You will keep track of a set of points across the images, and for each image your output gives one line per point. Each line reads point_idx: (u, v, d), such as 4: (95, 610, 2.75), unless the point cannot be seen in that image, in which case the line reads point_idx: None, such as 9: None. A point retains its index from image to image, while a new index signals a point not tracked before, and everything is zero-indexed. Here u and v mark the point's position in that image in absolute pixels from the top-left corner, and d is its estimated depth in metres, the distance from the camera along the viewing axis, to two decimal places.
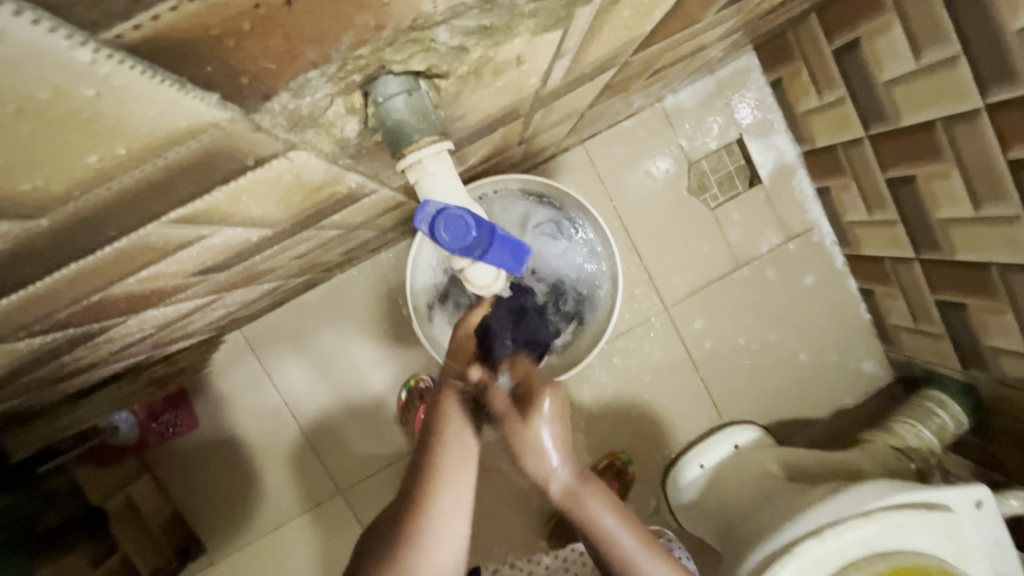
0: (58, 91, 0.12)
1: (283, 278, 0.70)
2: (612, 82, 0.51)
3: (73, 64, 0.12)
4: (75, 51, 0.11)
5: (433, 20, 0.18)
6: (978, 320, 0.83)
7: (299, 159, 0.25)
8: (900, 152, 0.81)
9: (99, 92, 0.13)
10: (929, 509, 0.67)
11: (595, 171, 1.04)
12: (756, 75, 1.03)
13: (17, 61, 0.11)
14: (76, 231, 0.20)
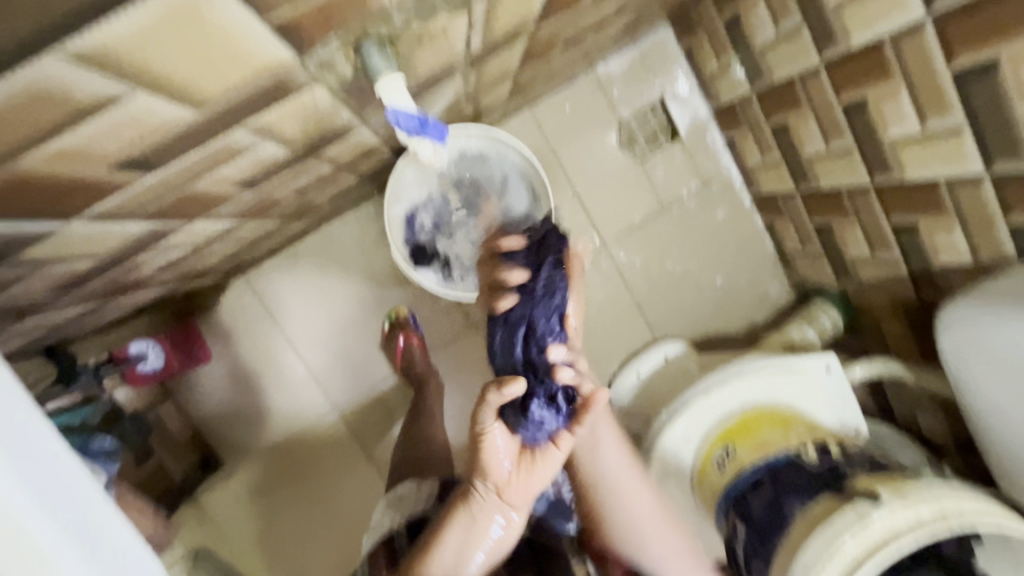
0: (250, 51, 0.31)
1: (284, 216, 0.87)
2: (530, 49, 0.70)
3: (260, 41, 0.31)
4: (263, 35, 0.30)
5: (390, 8, 0.37)
6: (841, 236, 1.05)
7: (317, 91, 0.43)
8: (777, 104, 1.02)
9: (261, 49, 0.32)
10: (788, 370, 0.89)
11: (543, 130, 1.22)
12: (673, 45, 1.22)
13: (244, 40, 0.30)
14: (207, 125, 0.38)
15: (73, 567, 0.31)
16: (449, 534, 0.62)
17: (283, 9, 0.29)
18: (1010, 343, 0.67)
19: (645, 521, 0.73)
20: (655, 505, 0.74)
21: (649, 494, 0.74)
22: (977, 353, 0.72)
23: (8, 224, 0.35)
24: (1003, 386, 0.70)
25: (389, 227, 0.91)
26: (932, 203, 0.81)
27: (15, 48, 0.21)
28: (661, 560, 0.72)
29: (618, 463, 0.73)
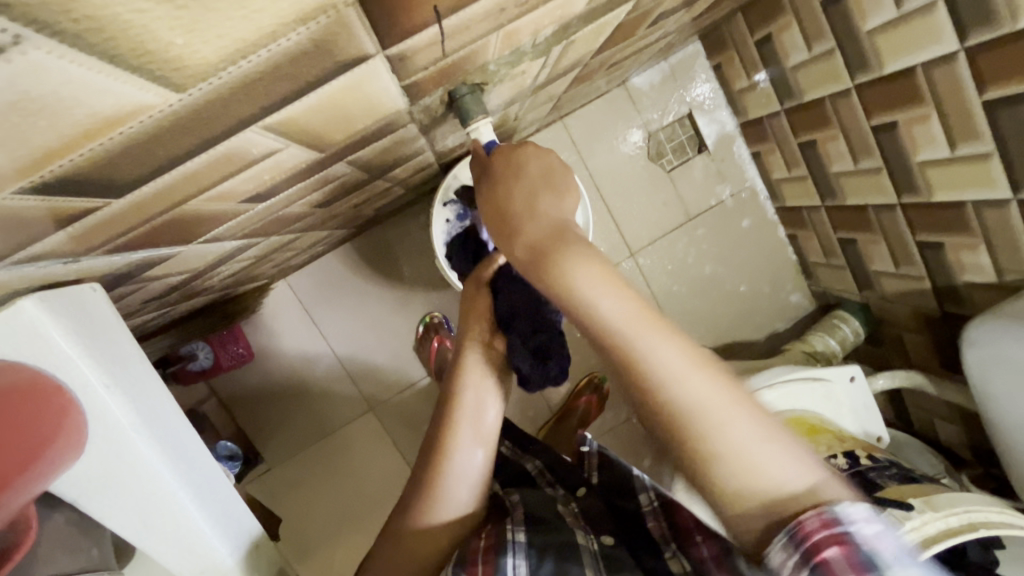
0: (378, 106, 0.35)
1: (335, 226, 0.92)
2: (580, 75, 0.74)
3: (391, 98, 0.35)
4: (395, 95, 0.35)
5: (489, 61, 0.41)
6: (866, 251, 1.08)
7: (410, 127, 0.47)
8: (807, 121, 1.05)
9: (388, 104, 0.36)
10: (814, 380, 0.93)
11: (574, 142, 1.26)
12: (703, 60, 1.26)
13: (381, 99, 0.34)
14: (321, 162, 0.42)
15: (227, 557, 0.38)
16: (460, 395, 0.70)
17: (416, 75, 0.33)
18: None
19: (702, 398, 0.48)
20: (758, 427, 0.48)
21: (712, 386, 0.48)
22: (996, 367, 0.75)
23: (149, 252, 0.39)
24: (1020, 401, 0.74)
25: (433, 233, 0.95)
26: (961, 224, 0.84)
27: (235, 126, 0.25)
28: (720, 419, 0.47)
29: (673, 356, 0.48)
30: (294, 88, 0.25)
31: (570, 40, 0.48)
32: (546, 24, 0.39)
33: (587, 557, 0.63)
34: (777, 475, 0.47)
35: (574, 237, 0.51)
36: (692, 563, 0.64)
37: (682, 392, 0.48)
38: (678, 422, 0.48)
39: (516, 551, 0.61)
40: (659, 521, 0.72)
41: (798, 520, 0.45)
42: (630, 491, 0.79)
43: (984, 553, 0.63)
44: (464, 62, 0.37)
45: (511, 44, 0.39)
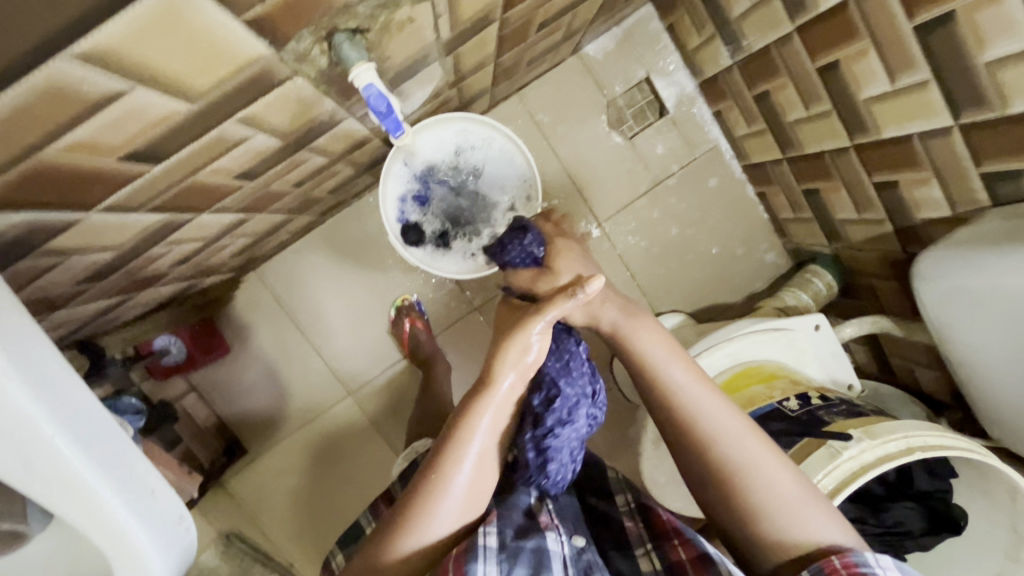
0: (231, 49, 0.36)
1: (287, 210, 0.93)
2: (504, 34, 0.74)
3: (242, 37, 0.36)
4: (243, 34, 0.35)
5: (353, 2, 0.41)
6: (829, 199, 1.07)
7: (298, 82, 0.48)
8: (758, 72, 1.04)
9: (243, 46, 0.37)
10: (777, 330, 0.92)
11: (533, 116, 1.26)
12: (656, 22, 1.24)
13: (226, 37, 0.35)
14: (202, 118, 0.43)
15: (111, 498, 0.38)
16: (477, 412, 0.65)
17: (253, 10, 0.34)
18: (980, 287, 0.69)
19: (756, 459, 0.59)
20: (796, 486, 0.58)
21: (762, 447, 0.60)
22: (954, 299, 0.74)
23: (34, 214, 0.40)
24: (979, 332, 0.73)
25: (382, 207, 0.94)
26: (910, 159, 0.83)
27: (36, 51, 0.26)
28: (751, 481, 0.59)
29: (727, 420, 0.62)
30: (85, 7, 0.26)
31: None
32: None
33: (556, 561, 0.63)
34: (795, 526, 0.57)
35: (648, 323, 0.70)
36: (665, 561, 0.66)
37: (725, 461, 0.60)
38: (738, 482, 0.59)
39: (486, 557, 0.60)
40: (637, 521, 0.73)
41: (825, 561, 0.54)
42: (607, 492, 0.80)
43: (931, 480, 0.70)
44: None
45: None
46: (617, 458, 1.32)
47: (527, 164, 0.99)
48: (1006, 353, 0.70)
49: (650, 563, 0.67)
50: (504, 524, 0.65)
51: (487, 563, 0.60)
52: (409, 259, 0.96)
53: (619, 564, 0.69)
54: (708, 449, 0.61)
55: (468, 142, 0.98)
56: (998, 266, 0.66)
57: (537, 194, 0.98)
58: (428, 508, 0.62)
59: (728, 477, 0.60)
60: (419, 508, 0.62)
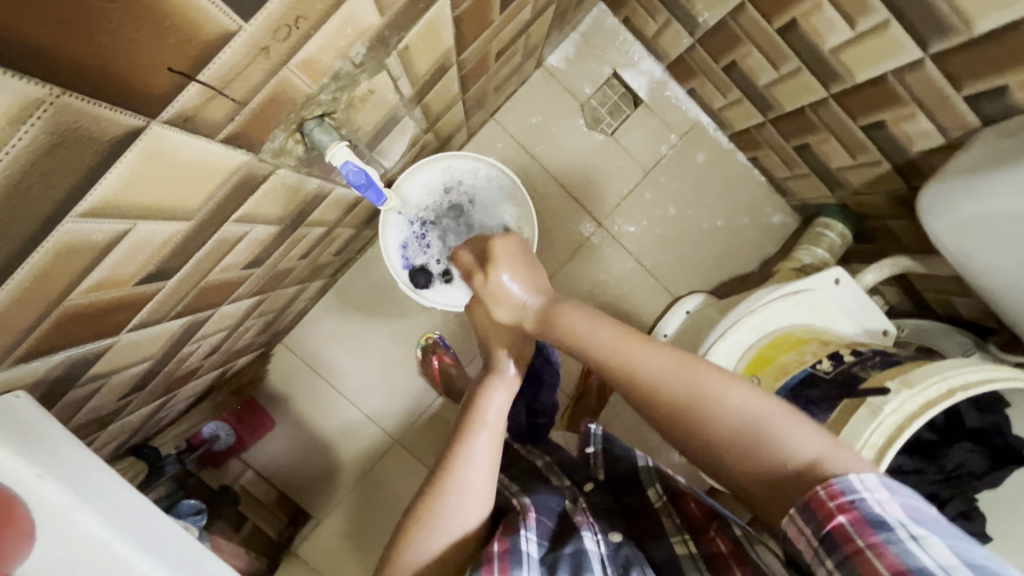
0: (215, 165, 0.39)
1: (299, 281, 0.97)
2: (465, 73, 0.76)
3: (222, 153, 0.39)
4: (222, 150, 0.38)
5: (313, 96, 0.44)
6: (821, 151, 1.06)
7: (281, 173, 0.51)
8: (721, 45, 1.04)
9: (224, 161, 0.40)
10: (797, 293, 0.91)
11: (513, 135, 1.28)
12: (611, 18, 1.26)
13: (207, 159, 0.37)
14: (202, 229, 0.46)
15: None
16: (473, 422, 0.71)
17: (225, 131, 0.37)
18: (991, 211, 0.67)
19: (701, 391, 0.61)
20: (762, 410, 0.58)
21: (715, 383, 0.61)
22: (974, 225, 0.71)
23: (68, 351, 0.43)
24: (1008, 254, 0.70)
25: (385, 257, 0.96)
26: (889, 98, 0.82)
27: (46, 222, 0.29)
28: (719, 420, 0.59)
29: (663, 365, 0.64)
30: (81, 175, 0.29)
31: (400, 50, 0.50)
32: (347, 45, 0.41)
33: (596, 560, 0.65)
34: (782, 446, 0.55)
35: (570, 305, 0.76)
36: (702, 550, 0.67)
37: (688, 408, 0.61)
38: (708, 426, 0.59)
39: (529, 563, 0.62)
40: (672, 514, 0.73)
41: (810, 494, 0.51)
42: (638, 484, 0.80)
43: (985, 417, 0.69)
44: (279, 103, 0.40)
45: (321, 74, 0.42)
46: (670, 448, 1.31)
47: (516, 186, 1.01)
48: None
49: (687, 549, 0.67)
50: (541, 531, 0.69)
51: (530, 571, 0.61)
52: (422, 301, 0.98)
53: (656, 553, 0.69)
54: (670, 405, 0.62)
55: (455, 178, 1.01)
56: (1009, 185, 0.65)
57: (530, 212, 1.00)
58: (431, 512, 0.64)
59: (697, 425, 0.60)
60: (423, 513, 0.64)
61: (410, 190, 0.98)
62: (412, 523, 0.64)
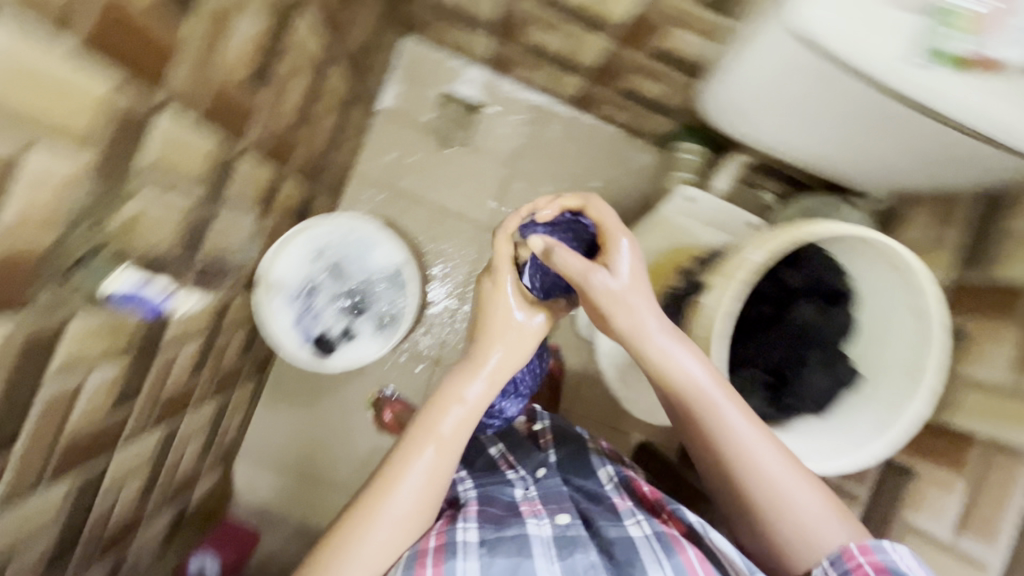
0: None
1: (212, 395, 0.99)
2: (265, 154, 0.80)
3: None
4: None
5: (55, 245, 0.47)
6: (640, 89, 1.11)
7: (80, 318, 0.54)
8: (512, 33, 1.10)
9: None
10: (654, 225, 0.98)
11: (378, 180, 1.33)
12: (423, 44, 1.32)
13: None
14: (11, 399, 0.49)
15: None
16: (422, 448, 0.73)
17: None
18: (748, 97, 0.73)
19: (754, 444, 0.72)
20: (822, 511, 0.70)
21: (770, 449, 0.72)
22: (729, 118, 0.81)
23: None
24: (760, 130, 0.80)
25: (279, 343, 0.99)
26: (653, 26, 0.88)
27: None
28: (757, 470, 0.71)
29: (740, 428, 0.72)
30: None
31: (142, 170, 0.54)
32: (59, 193, 0.44)
33: (537, 544, 0.75)
34: (799, 522, 0.70)
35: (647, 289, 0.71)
36: (655, 528, 0.77)
37: (729, 463, 0.73)
38: (743, 478, 0.72)
39: (464, 555, 0.71)
40: (624, 495, 0.86)
41: (844, 549, 0.66)
42: (589, 469, 0.91)
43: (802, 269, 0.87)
44: (12, 268, 0.43)
45: (47, 226, 0.45)
46: None
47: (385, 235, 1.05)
48: (806, 124, 0.74)
49: (639, 530, 0.77)
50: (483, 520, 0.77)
51: (468, 558, 0.71)
52: (328, 368, 0.99)
53: (608, 531, 0.79)
54: (711, 439, 0.74)
55: (323, 243, 1.02)
56: (741, 75, 0.69)
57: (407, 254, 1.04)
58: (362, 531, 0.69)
59: (736, 463, 0.72)
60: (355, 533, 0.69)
61: (280, 270, 0.98)
62: (341, 545, 0.69)
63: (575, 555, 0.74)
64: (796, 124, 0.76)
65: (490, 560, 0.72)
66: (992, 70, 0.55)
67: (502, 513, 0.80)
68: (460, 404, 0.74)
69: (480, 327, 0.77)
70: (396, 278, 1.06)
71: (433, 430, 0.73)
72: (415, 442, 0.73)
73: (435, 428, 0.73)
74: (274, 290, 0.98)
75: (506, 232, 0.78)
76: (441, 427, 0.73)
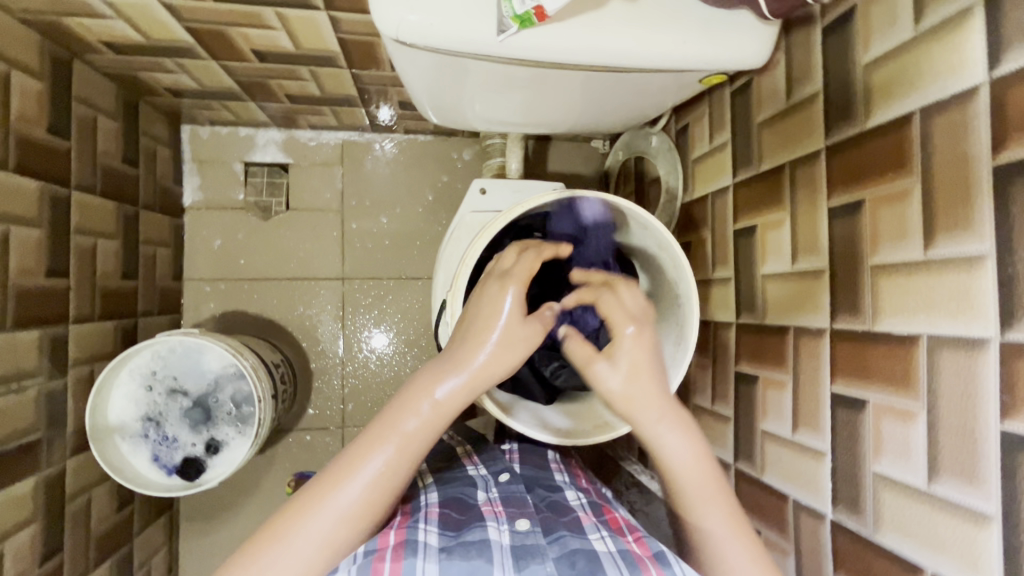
0: None
1: (92, 564, 0.94)
2: (9, 322, 0.76)
3: None
4: None
5: None
6: (409, 98, 1.09)
7: None
8: (261, 92, 1.06)
9: None
10: (459, 228, 0.93)
11: (213, 278, 1.28)
12: (204, 129, 1.28)
13: None
14: None
15: None
16: (359, 464, 0.61)
17: None
18: (435, 96, 0.72)
19: (692, 471, 0.65)
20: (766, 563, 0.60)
21: (718, 495, 0.64)
22: (449, 115, 0.80)
23: None
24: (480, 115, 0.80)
25: (138, 484, 0.95)
26: (362, 46, 0.86)
27: None
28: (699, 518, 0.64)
29: (681, 444, 0.66)
30: None
31: None
32: None
33: (498, 549, 0.63)
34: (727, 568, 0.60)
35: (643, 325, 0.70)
36: (619, 546, 0.65)
37: (694, 496, 0.65)
38: (698, 512, 0.64)
39: (424, 553, 0.60)
40: (587, 509, 0.77)
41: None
42: (554, 484, 0.84)
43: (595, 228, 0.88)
44: None
45: None
46: None
47: (198, 336, 0.98)
48: (503, 99, 0.73)
49: (604, 544, 0.65)
50: (444, 526, 0.68)
51: (427, 558, 0.60)
52: (201, 487, 0.96)
53: (571, 541, 0.66)
54: (667, 464, 0.66)
55: (146, 373, 0.98)
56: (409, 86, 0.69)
57: (224, 345, 0.97)
58: (260, 558, 0.57)
59: (693, 502, 0.65)
60: (252, 559, 0.57)
61: (115, 418, 0.96)
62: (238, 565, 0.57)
63: (535, 565, 0.61)
64: (494, 105, 0.75)
65: (449, 561, 0.60)
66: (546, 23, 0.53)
67: (461, 519, 0.70)
68: (411, 412, 0.63)
69: (460, 335, 0.69)
70: (235, 369, 1.01)
71: (376, 446, 0.62)
72: (349, 465, 0.61)
73: (365, 466, 0.61)
74: (118, 439, 0.96)
75: (535, 253, 0.76)
76: (367, 462, 0.62)
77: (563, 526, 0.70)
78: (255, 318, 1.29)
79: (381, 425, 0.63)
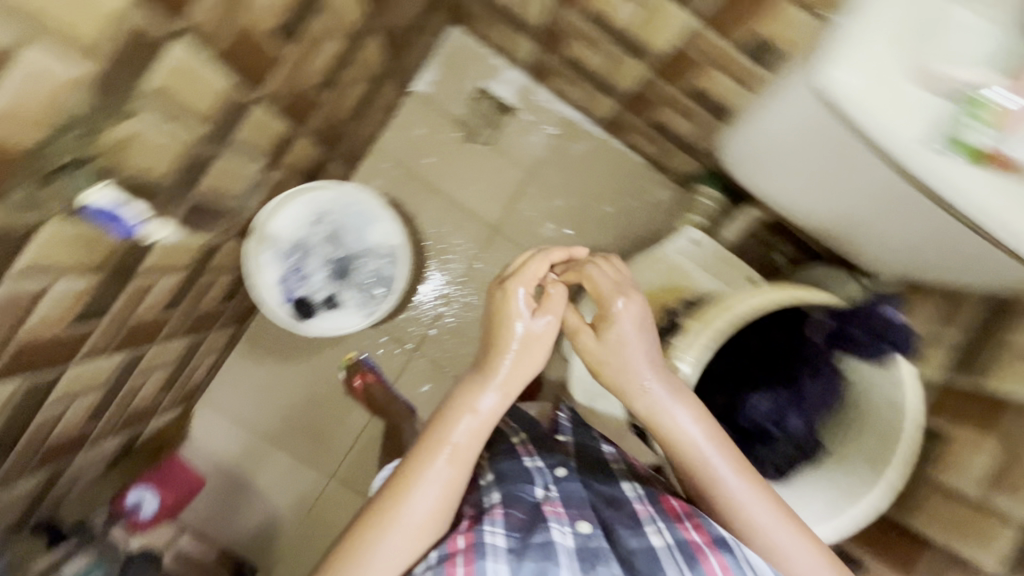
0: None
1: (183, 333, 0.99)
2: (281, 107, 0.80)
3: None
4: None
5: (45, 143, 0.47)
6: (669, 123, 1.10)
7: (58, 223, 0.54)
8: (555, 42, 1.09)
9: None
10: (652, 259, 0.95)
11: (395, 161, 1.33)
12: (469, 37, 1.33)
13: None
14: None
15: None
16: (416, 472, 0.67)
17: None
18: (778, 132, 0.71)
19: (698, 449, 0.71)
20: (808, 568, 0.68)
21: (728, 473, 0.70)
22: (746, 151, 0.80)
23: None
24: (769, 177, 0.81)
25: (262, 298, 0.99)
26: (691, 62, 0.88)
27: None
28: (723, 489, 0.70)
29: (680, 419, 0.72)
30: None
31: (151, 92, 0.55)
32: (52, 96, 0.45)
33: (562, 556, 0.62)
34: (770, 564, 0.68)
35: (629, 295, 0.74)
36: (676, 537, 0.66)
37: (704, 463, 0.71)
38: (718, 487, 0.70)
39: (494, 554, 0.61)
40: (646, 504, 0.71)
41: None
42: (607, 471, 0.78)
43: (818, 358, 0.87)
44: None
45: (37, 125, 0.45)
46: None
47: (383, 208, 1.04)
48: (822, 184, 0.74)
49: (660, 539, 0.66)
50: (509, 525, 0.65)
51: (498, 561, 0.61)
52: (307, 329, 1.00)
53: (625, 541, 0.66)
54: (676, 442, 0.72)
55: (323, 209, 1.04)
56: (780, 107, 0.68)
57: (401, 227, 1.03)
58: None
59: (707, 477, 0.71)
60: None
61: (279, 228, 1.00)
62: None
63: (600, 569, 0.63)
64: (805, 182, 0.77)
65: (518, 565, 0.61)
66: (1008, 170, 0.57)
67: (524, 506, 0.68)
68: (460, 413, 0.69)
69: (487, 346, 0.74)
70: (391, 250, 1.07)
71: (434, 450, 0.68)
72: (408, 472, 0.67)
73: (422, 470, 0.67)
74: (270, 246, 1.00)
75: (546, 255, 0.79)
76: (421, 468, 0.67)
77: (617, 530, 0.68)
78: (406, 215, 1.33)
79: (427, 435, 0.69)
